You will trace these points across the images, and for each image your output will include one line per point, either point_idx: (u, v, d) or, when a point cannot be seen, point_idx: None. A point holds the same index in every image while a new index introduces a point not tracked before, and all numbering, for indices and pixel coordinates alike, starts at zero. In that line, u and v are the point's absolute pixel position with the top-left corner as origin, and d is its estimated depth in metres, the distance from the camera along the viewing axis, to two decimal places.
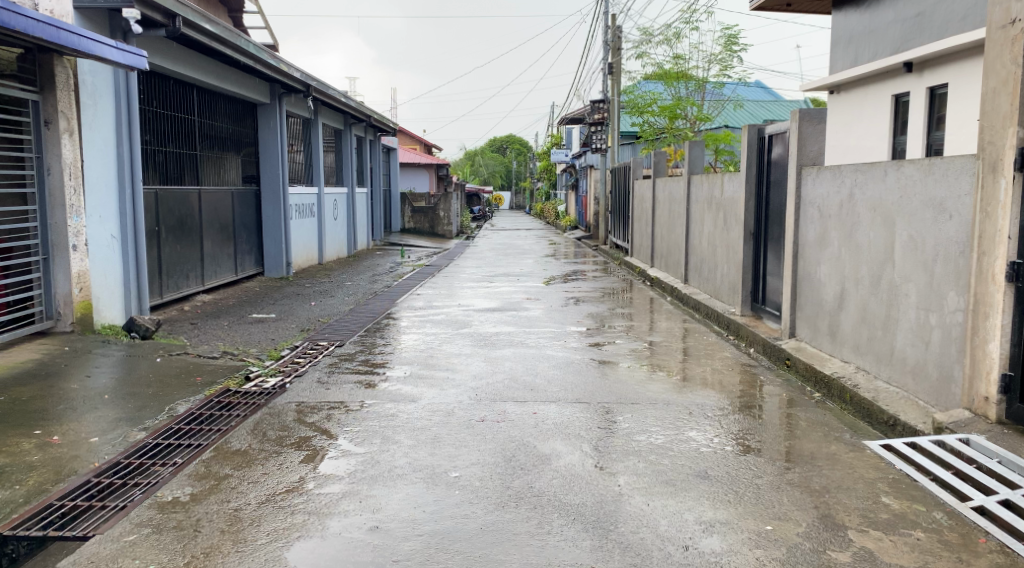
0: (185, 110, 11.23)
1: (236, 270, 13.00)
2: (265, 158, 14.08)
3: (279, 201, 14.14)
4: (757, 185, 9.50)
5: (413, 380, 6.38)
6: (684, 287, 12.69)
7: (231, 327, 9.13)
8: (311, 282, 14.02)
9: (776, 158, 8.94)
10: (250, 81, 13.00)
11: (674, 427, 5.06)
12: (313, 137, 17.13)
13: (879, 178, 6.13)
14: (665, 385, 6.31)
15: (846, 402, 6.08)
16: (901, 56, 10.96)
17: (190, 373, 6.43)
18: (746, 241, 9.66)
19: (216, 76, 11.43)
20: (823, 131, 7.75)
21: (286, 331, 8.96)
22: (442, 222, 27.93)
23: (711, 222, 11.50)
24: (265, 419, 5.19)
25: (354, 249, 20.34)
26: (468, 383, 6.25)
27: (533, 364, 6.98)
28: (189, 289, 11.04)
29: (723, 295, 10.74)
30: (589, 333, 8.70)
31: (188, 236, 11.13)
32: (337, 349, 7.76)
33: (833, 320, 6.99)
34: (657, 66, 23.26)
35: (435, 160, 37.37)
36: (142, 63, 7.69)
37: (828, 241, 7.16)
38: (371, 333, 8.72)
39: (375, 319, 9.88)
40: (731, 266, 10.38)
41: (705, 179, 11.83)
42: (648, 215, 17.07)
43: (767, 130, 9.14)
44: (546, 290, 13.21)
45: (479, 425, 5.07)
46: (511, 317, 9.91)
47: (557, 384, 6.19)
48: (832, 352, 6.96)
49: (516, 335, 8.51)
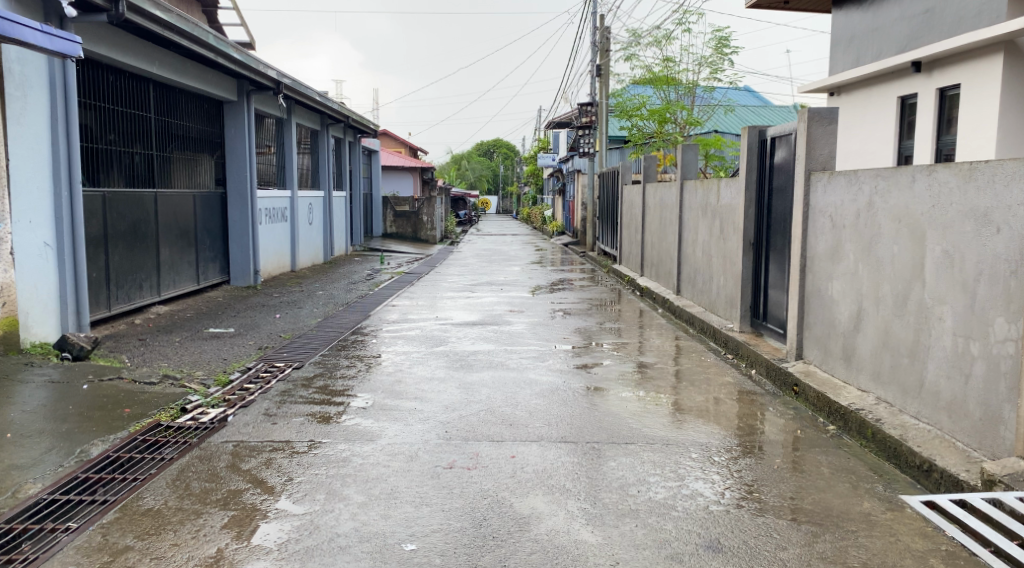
0: (142, 106, 10.41)
1: (198, 279, 12.15)
2: (232, 159, 13.26)
3: (246, 205, 13.32)
4: (758, 191, 8.80)
5: (375, 413, 5.59)
6: (677, 299, 11.95)
7: (182, 346, 8.28)
8: (280, 292, 13.18)
9: (779, 163, 8.23)
10: (214, 77, 12.19)
11: (676, 477, 4.29)
12: (287, 138, 16.31)
13: (905, 185, 5.42)
14: (663, 419, 5.54)
15: (868, 441, 5.34)
16: (908, 55, 10.29)
17: (118, 403, 5.61)
18: (746, 252, 8.95)
19: (173, 69, 10.63)
20: (833, 133, 7.04)
21: (242, 349, 8.13)
22: (425, 228, 27.20)
23: (706, 230, 10.77)
24: (192, 467, 4.40)
25: (330, 255, 19.49)
26: (437, 417, 5.46)
27: (514, 392, 6.19)
28: (143, 301, 10.19)
29: (719, 309, 10.00)
30: (577, 353, 7.92)
31: (143, 243, 10.28)
32: (295, 372, 6.95)
33: (848, 343, 6.27)
34: (646, 69, 22.59)
35: (420, 163, 36.49)
36: (76, 51, 6.87)
37: (842, 255, 6.44)
38: (335, 352, 7.91)
39: (343, 335, 9.07)
40: (728, 277, 9.65)
41: (700, 185, 11.09)
42: (638, 222, 16.35)
43: (770, 132, 8.43)
44: (531, 302, 12.41)
45: (445, 475, 4.27)
46: (492, 333, 9.10)
47: (540, 418, 5.39)
48: (847, 378, 6.24)
49: (496, 355, 7.72)
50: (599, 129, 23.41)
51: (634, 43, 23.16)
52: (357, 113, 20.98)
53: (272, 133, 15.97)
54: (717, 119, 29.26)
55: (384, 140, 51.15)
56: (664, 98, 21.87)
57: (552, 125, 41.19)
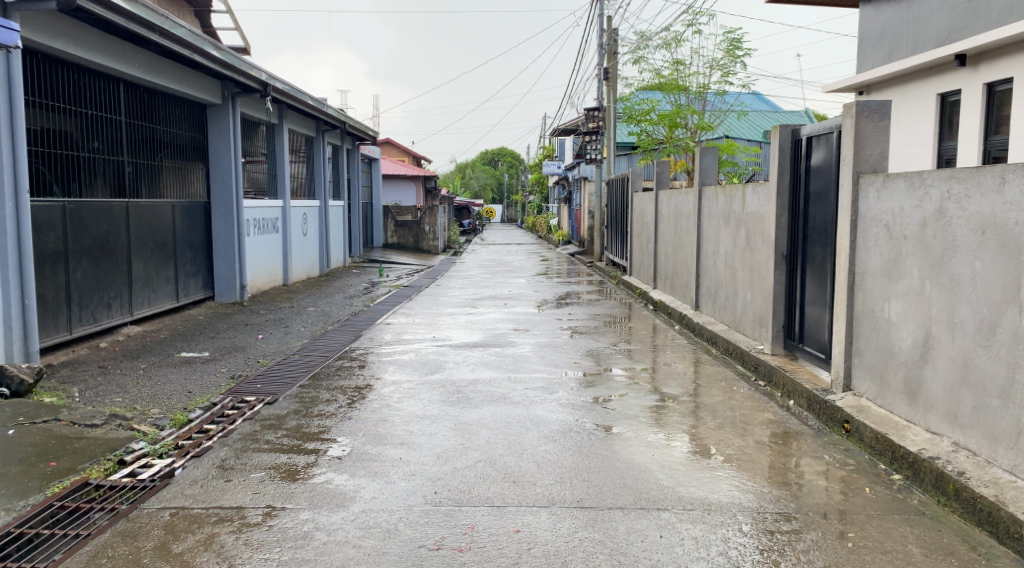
0: (110, 108, 9.63)
1: (178, 296, 11.24)
2: (216, 167, 12.39)
3: (231, 216, 12.44)
4: (792, 197, 7.89)
5: (353, 466, 4.66)
6: (696, 316, 11.00)
7: (145, 375, 7.33)
8: (268, 309, 12.27)
9: (817, 165, 7.32)
10: (195, 78, 11.38)
11: (728, 565, 3.40)
12: (278, 144, 15.42)
13: (991, 188, 4.53)
14: (699, 472, 4.59)
15: (950, 499, 4.41)
16: (951, 48, 9.37)
17: (44, 455, 4.68)
18: (777, 265, 8.04)
19: (143, 67, 9.87)
20: (885, 130, 6.14)
21: (212, 379, 7.21)
22: (428, 238, 26.30)
23: (729, 240, 9.84)
24: (110, 550, 3.51)
25: (326, 267, 18.58)
26: (425, 471, 4.53)
27: (518, 435, 5.26)
28: (112, 322, 9.28)
29: (746, 328, 9.06)
30: (590, 382, 6.97)
31: (112, 259, 9.39)
32: (266, 409, 6.03)
33: (911, 377, 5.32)
34: (655, 73, 21.69)
35: (422, 171, 35.58)
36: (12, 39, 5.98)
37: (902, 271, 5.52)
38: (315, 382, 6.97)
39: (327, 360, 8.13)
40: (757, 293, 8.71)
41: (722, 192, 10.17)
42: (650, 231, 15.40)
43: (805, 131, 7.55)
44: (537, 319, 11.46)
45: (431, 562, 3.36)
46: (495, 357, 8.15)
47: (550, 473, 4.46)
48: (911, 418, 5.30)
49: (498, 385, 6.78)
50: (608, 135, 22.55)
51: (642, 46, 22.33)
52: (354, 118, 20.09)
53: (263, 139, 15.10)
54: (728, 124, 28.46)
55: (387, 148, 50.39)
56: (674, 103, 20.98)
57: (557, 131, 40.27)
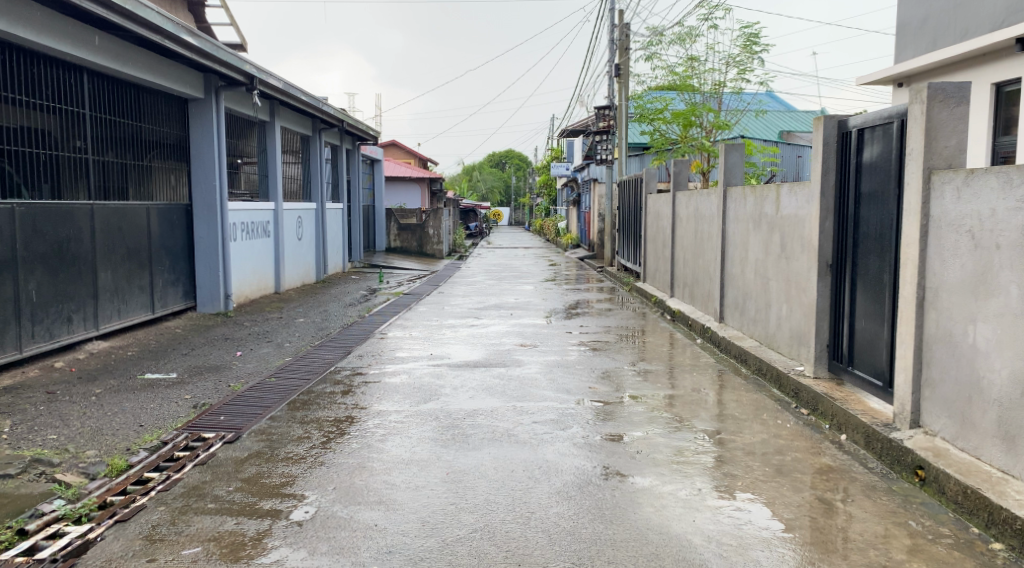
0: (70, 99, 8.68)
1: (153, 308, 10.30)
2: (199, 166, 11.45)
3: (215, 220, 11.51)
4: (839, 199, 6.93)
5: (316, 538, 3.70)
6: (720, 329, 10.02)
7: (96, 404, 6.37)
8: (253, 321, 11.33)
9: (871, 161, 6.33)
10: (174, 70, 10.45)
11: None
12: (270, 143, 14.48)
13: None
14: (755, 549, 3.61)
15: None
16: (1012, 31, 8.39)
17: None
18: (821, 275, 7.05)
19: (105, 53, 8.92)
20: (964, 117, 5.13)
21: (172, 408, 6.24)
22: (432, 241, 25.37)
23: (759, 246, 8.87)
24: None
25: (323, 273, 17.67)
26: (406, 547, 3.58)
27: (523, 491, 4.27)
28: (74, 338, 8.36)
29: (781, 346, 8.08)
30: (610, 415, 5.97)
31: (74, 268, 8.47)
32: (224, 451, 5.06)
33: (1009, 418, 4.33)
34: (669, 70, 20.70)
35: (427, 173, 34.67)
36: None
37: (996, 287, 4.52)
38: (288, 414, 6.00)
39: (309, 383, 7.18)
40: (794, 307, 7.74)
41: (751, 192, 9.20)
42: (666, 235, 14.41)
43: (856, 123, 6.59)
44: (545, 332, 10.47)
45: None
46: (498, 380, 7.17)
47: (565, 554, 3.50)
48: (1009, 469, 4.30)
49: (501, 417, 5.81)
50: (619, 134, 21.57)
51: (654, 42, 21.36)
52: (354, 117, 19.12)
53: (255, 139, 14.07)
54: (742, 124, 27.40)
55: (392, 150, 49.58)
56: (688, 101, 19.99)
57: (566, 132, 39.27)
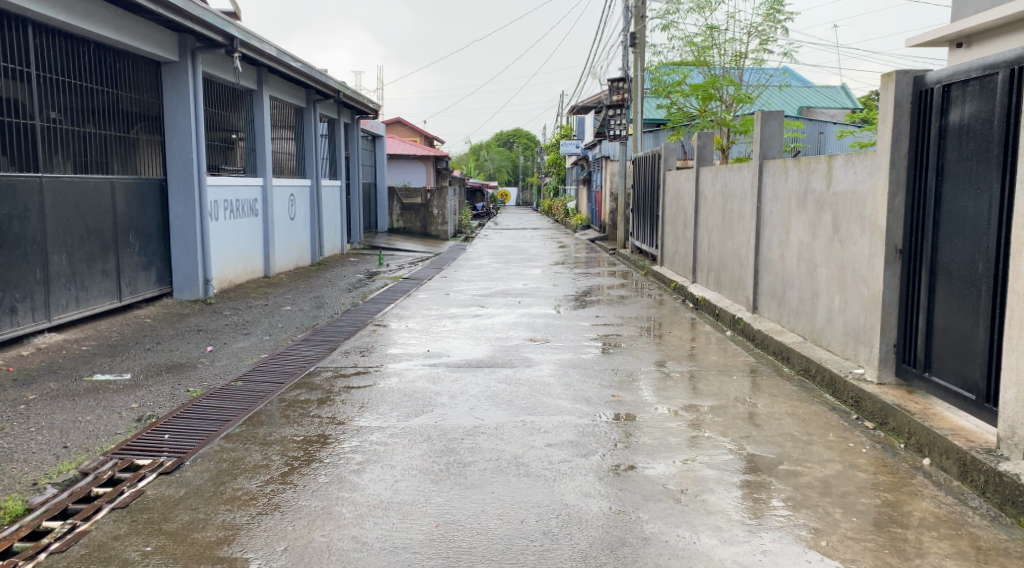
0: (11, 55, 7.33)
1: (119, 294, 9.21)
2: (173, 137, 10.30)
3: (191, 197, 10.39)
4: (915, 171, 5.75)
5: None
6: (754, 321, 8.90)
7: (22, 415, 5.30)
8: (233, 308, 10.25)
9: (961, 124, 5.16)
10: (142, 28, 9.25)
11: None
12: (258, 114, 13.31)
13: None
14: None
15: None
16: None
17: None
18: (889, 263, 5.91)
19: (54, 2, 7.58)
20: None
21: (111, 422, 5.16)
22: (436, 222, 24.24)
23: (804, 226, 7.71)
24: None
25: (318, 256, 16.56)
26: None
27: (537, 560, 3.19)
28: (17, 331, 7.32)
29: (833, 342, 6.95)
30: (642, 435, 4.87)
31: (18, 251, 7.40)
32: (156, 488, 3.97)
33: None
34: (687, 39, 19.41)
35: (433, 151, 33.49)
36: None
37: None
38: (246, 432, 4.91)
39: (282, 389, 6.08)
40: (851, 299, 6.60)
41: (795, 166, 8.02)
42: (687, 215, 13.25)
43: (939, 80, 5.41)
44: (558, 324, 9.37)
45: None
46: (504, 386, 6.07)
47: None
48: None
49: (508, 439, 4.72)
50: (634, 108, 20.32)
51: (671, 10, 20.08)
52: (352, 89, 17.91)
53: (241, 110, 12.91)
54: (763, 99, 26.09)
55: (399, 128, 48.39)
56: (708, 72, 18.71)
57: (577, 109, 37.94)
